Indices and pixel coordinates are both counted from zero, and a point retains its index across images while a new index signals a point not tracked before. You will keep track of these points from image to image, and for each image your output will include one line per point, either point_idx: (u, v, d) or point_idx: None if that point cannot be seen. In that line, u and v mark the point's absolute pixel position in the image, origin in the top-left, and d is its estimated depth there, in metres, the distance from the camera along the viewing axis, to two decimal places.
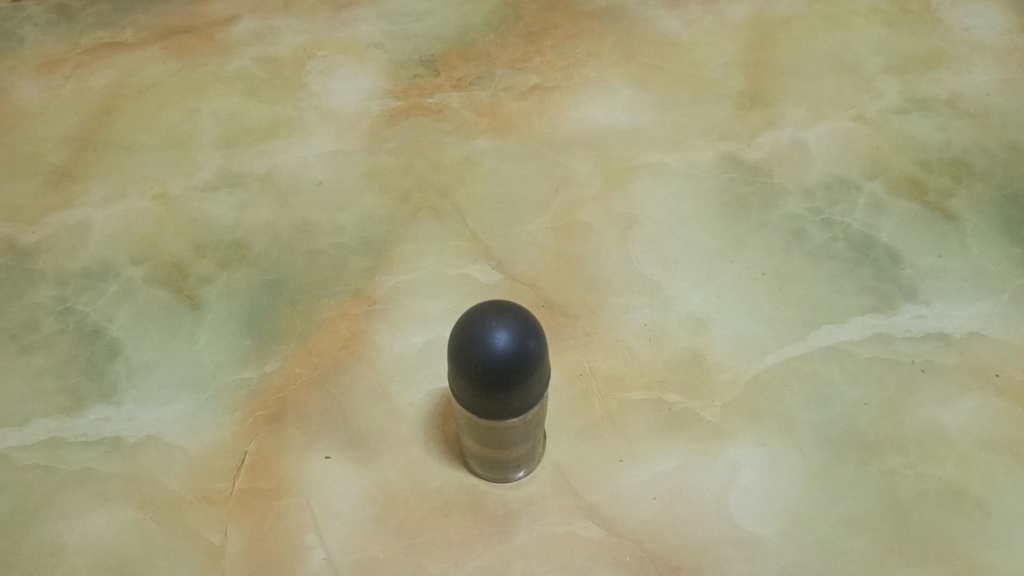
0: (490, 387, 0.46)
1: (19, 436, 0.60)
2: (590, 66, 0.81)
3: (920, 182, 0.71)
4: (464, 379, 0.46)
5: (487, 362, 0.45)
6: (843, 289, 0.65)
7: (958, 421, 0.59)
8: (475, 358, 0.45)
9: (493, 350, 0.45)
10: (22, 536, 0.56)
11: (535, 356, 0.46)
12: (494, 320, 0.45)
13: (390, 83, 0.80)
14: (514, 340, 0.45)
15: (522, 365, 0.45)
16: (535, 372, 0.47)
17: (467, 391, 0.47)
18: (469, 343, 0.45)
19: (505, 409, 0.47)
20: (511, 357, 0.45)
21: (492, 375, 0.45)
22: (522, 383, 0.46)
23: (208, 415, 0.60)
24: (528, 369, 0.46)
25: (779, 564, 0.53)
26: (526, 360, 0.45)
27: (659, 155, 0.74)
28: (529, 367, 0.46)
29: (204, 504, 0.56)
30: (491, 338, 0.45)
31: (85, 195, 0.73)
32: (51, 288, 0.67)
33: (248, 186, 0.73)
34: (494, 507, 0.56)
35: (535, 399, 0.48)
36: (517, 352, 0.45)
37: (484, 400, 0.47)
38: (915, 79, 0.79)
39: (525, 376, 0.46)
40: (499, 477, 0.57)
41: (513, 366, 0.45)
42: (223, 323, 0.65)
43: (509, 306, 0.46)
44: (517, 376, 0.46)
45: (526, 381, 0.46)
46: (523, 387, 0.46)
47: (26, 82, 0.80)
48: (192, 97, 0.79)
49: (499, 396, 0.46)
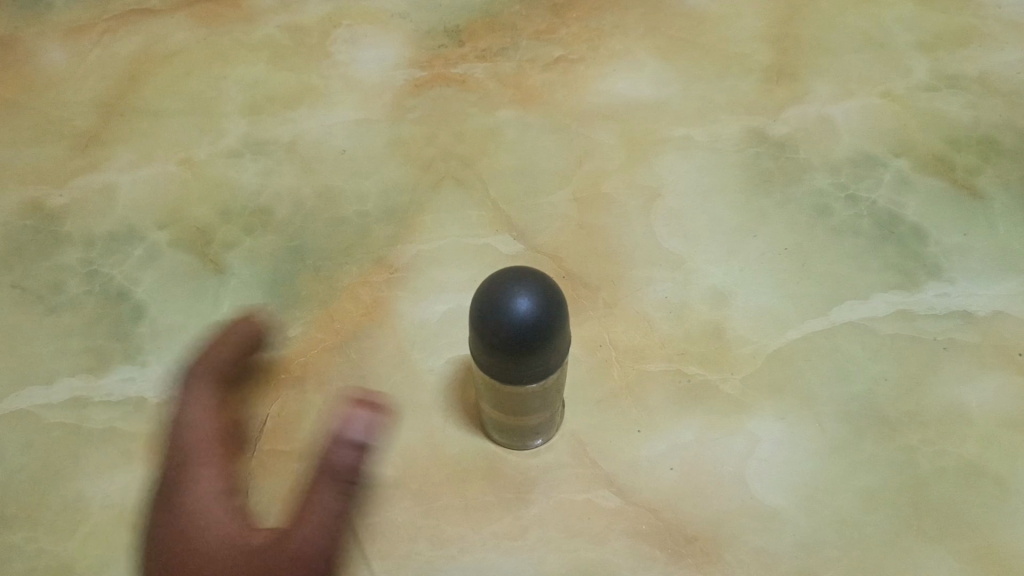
0: (511, 352, 0.46)
1: (45, 394, 0.61)
2: (615, 39, 0.80)
3: (946, 160, 0.70)
4: (486, 345, 0.46)
5: (507, 326, 0.45)
6: (867, 265, 0.65)
7: (980, 399, 0.59)
8: (497, 323, 0.45)
9: (515, 314, 0.45)
10: (49, 491, 0.57)
11: (555, 325, 0.46)
12: (516, 285, 0.45)
13: (414, 53, 0.79)
14: (536, 306, 0.45)
15: (543, 331, 0.46)
16: (556, 339, 0.47)
17: (488, 356, 0.47)
18: (491, 308, 0.45)
19: (526, 377, 0.48)
20: (532, 322, 0.45)
21: (513, 342, 0.45)
22: (542, 349, 0.46)
23: (231, 377, 0.61)
24: (548, 335, 0.46)
25: (796, 536, 0.54)
26: (546, 325, 0.46)
27: (684, 129, 0.73)
28: (550, 335, 0.46)
29: (226, 465, 0.57)
30: (513, 303, 0.45)
31: (111, 159, 0.73)
32: (77, 251, 0.68)
33: (273, 153, 0.73)
34: (513, 475, 0.57)
35: (556, 367, 0.48)
36: (537, 317, 0.45)
37: (504, 365, 0.47)
38: (945, 56, 0.77)
39: (546, 342, 0.46)
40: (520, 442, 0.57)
41: (534, 332, 0.45)
42: (247, 288, 0.66)
43: (529, 273, 0.46)
44: (537, 342, 0.46)
45: (546, 347, 0.46)
46: (544, 354, 0.47)
47: (54, 48, 0.81)
48: (218, 64, 0.79)
49: (519, 362, 0.46)
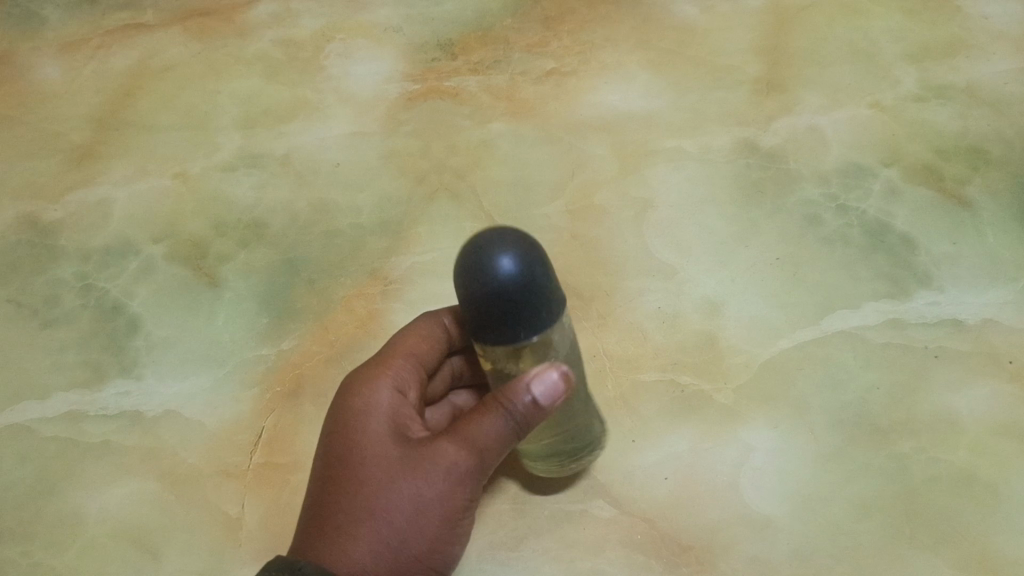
0: (497, 309, 0.43)
1: (40, 408, 0.62)
2: (606, 51, 0.79)
3: (935, 169, 0.71)
4: (472, 309, 0.44)
5: (492, 285, 0.43)
6: (858, 274, 0.65)
7: (970, 407, 0.59)
8: (479, 282, 0.43)
9: (499, 274, 0.43)
10: (44, 505, 0.58)
11: (538, 274, 0.44)
12: (500, 243, 0.44)
13: (407, 66, 0.79)
14: (520, 264, 0.43)
15: (529, 291, 0.43)
16: (545, 303, 0.44)
17: (476, 323, 0.45)
18: (473, 268, 0.43)
19: (518, 334, 0.44)
20: (517, 282, 0.43)
21: (497, 297, 0.43)
22: (530, 314, 0.44)
23: (226, 390, 0.62)
24: (536, 297, 0.44)
25: (790, 545, 0.55)
26: (532, 286, 0.44)
27: (675, 140, 0.73)
28: (534, 285, 0.44)
29: (223, 478, 0.58)
30: (496, 261, 0.43)
31: (106, 173, 0.74)
32: (73, 265, 0.69)
33: (267, 167, 0.74)
34: (510, 488, 0.59)
35: (549, 321, 0.45)
36: (522, 276, 0.43)
37: (492, 331, 0.45)
38: (932, 66, 0.77)
39: (533, 305, 0.44)
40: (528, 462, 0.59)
41: (519, 293, 0.43)
42: (242, 301, 0.66)
43: (505, 230, 0.45)
44: (524, 304, 0.44)
45: (535, 311, 0.44)
46: (532, 308, 0.44)
47: (49, 63, 0.81)
48: (213, 78, 0.79)
49: (508, 319, 0.44)
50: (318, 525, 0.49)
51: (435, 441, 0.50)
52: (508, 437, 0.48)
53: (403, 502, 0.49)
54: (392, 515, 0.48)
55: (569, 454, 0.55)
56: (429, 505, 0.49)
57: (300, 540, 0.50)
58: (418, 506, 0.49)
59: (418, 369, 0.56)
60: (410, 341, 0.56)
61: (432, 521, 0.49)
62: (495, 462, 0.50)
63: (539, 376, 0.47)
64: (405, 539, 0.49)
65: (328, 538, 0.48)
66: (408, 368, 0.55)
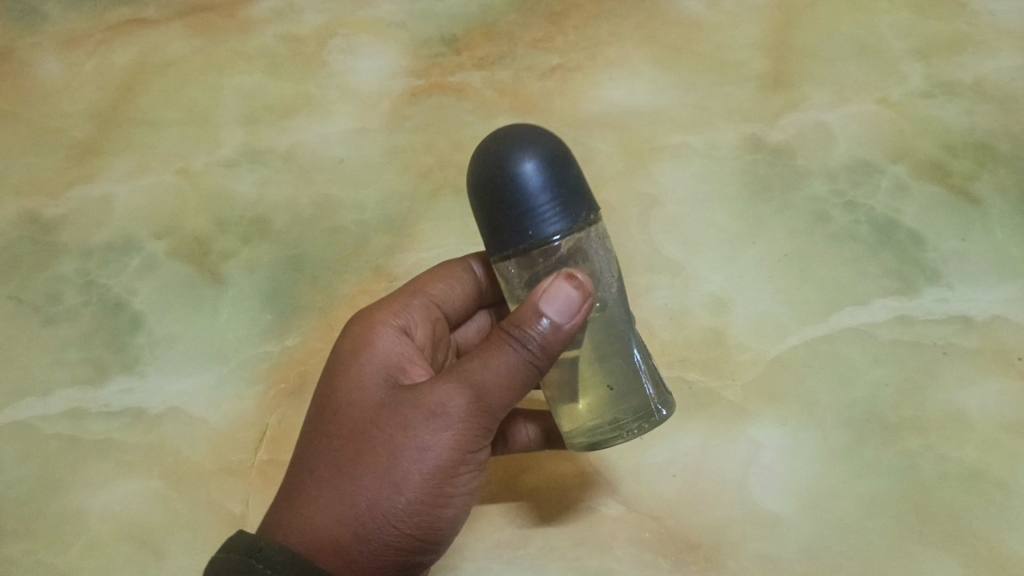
0: (505, 197, 0.43)
1: (43, 406, 0.62)
2: (613, 47, 0.78)
3: (943, 165, 0.70)
4: (484, 193, 0.44)
5: (507, 178, 0.43)
6: (866, 271, 0.65)
7: (980, 404, 0.59)
8: (493, 162, 0.44)
9: (517, 170, 0.43)
10: (50, 502, 0.59)
11: (555, 168, 0.44)
12: (528, 146, 0.44)
13: (411, 61, 0.78)
14: (542, 167, 0.43)
15: (544, 195, 0.43)
16: (561, 217, 0.44)
17: (488, 214, 0.45)
18: (491, 149, 0.44)
19: (526, 232, 0.43)
20: (533, 181, 0.43)
21: (507, 178, 0.43)
22: (540, 220, 0.43)
23: (230, 388, 0.62)
24: (550, 204, 0.43)
25: (798, 542, 0.55)
26: (548, 190, 0.43)
27: (682, 136, 0.72)
28: (547, 175, 0.43)
29: (227, 475, 0.59)
30: (518, 158, 0.43)
31: (108, 169, 0.73)
32: (74, 262, 0.69)
33: (270, 163, 0.73)
34: (525, 490, 0.59)
35: (563, 224, 0.44)
36: (540, 177, 0.43)
37: (499, 234, 0.44)
38: (940, 62, 0.76)
39: (545, 212, 0.43)
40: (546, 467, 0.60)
41: (531, 194, 0.43)
42: (245, 298, 0.66)
43: (534, 127, 0.45)
44: (534, 208, 0.43)
45: (546, 219, 0.43)
46: (543, 200, 0.43)
47: (50, 58, 0.80)
48: (214, 73, 0.78)
49: (515, 208, 0.43)
50: (297, 481, 0.45)
51: (431, 386, 0.45)
52: (514, 377, 0.43)
53: (388, 452, 0.44)
54: (371, 473, 0.43)
55: (621, 421, 0.47)
56: (419, 456, 0.44)
57: (279, 501, 0.45)
58: (405, 458, 0.44)
59: (434, 313, 0.56)
60: (430, 286, 0.56)
61: (422, 475, 0.44)
62: (499, 403, 0.44)
63: (553, 292, 0.42)
64: (387, 495, 0.43)
65: (304, 496, 0.44)
66: (422, 309, 0.55)
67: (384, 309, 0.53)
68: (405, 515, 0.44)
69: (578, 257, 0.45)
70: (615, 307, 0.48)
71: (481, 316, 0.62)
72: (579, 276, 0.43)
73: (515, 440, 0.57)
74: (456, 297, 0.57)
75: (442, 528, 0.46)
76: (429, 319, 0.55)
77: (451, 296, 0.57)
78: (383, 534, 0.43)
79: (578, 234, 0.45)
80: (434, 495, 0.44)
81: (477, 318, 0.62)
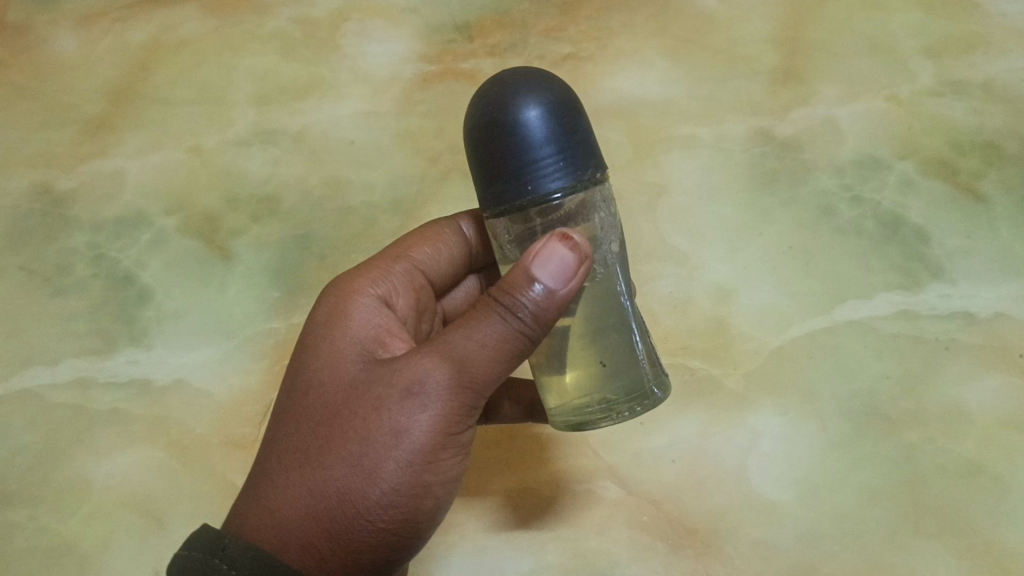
0: (506, 144, 0.43)
1: (50, 374, 0.63)
2: (624, 37, 0.78)
3: (950, 163, 0.70)
4: (482, 139, 0.44)
5: (510, 124, 0.43)
6: (871, 265, 0.65)
7: (979, 400, 0.59)
8: (497, 107, 0.44)
9: (520, 117, 0.43)
10: (53, 469, 0.59)
11: (561, 120, 0.44)
12: (533, 92, 0.44)
13: (423, 46, 0.78)
14: (546, 116, 0.43)
15: (548, 144, 0.43)
16: (564, 168, 0.44)
17: (485, 160, 0.45)
18: (496, 93, 0.44)
19: (526, 185, 0.44)
20: (537, 129, 0.43)
21: (511, 126, 0.43)
22: (542, 172, 0.43)
23: (236, 362, 0.63)
24: (553, 153, 0.43)
25: (796, 530, 0.56)
26: (551, 140, 0.43)
27: (691, 127, 0.73)
28: (553, 127, 0.43)
29: (229, 449, 0.59)
30: (522, 104, 0.43)
31: (120, 144, 0.74)
32: (84, 235, 0.69)
33: (281, 143, 0.73)
34: (526, 479, 0.59)
35: (565, 180, 0.44)
36: (542, 125, 0.43)
37: (498, 182, 0.44)
38: (950, 61, 0.76)
39: (549, 162, 0.43)
40: (540, 454, 0.60)
41: (534, 142, 0.43)
42: (253, 276, 0.66)
43: (544, 72, 0.45)
44: (537, 157, 0.43)
45: (549, 170, 0.43)
46: (546, 153, 0.43)
47: (66, 34, 0.81)
48: (228, 53, 0.78)
49: (515, 158, 0.43)
50: (264, 471, 0.44)
51: (410, 362, 0.44)
52: (501, 349, 0.43)
53: (361, 437, 0.43)
54: (342, 459, 0.42)
55: (614, 402, 0.48)
56: (395, 441, 0.43)
57: (246, 493, 0.45)
58: (381, 442, 0.42)
59: (420, 279, 0.57)
60: (417, 250, 0.58)
61: (398, 460, 0.43)
62: (483, 377, 0.43)
63: (547, 254, 0.42)
64: (360, 484, 0.42)
65: (271, 487, 0.43)
66: (406, 275, 0.56)
67: (366, 276, 0.53)
68: (379, 505, 0.43)
69: (579, 216, 0.46)
70: (615, 274, 0.49)
71: (470, 281, 0.64)
72: (575, 238, 0.43)
73: (500, 415, 0.59)
74: (442, 260, 0.59)
75: (422, 519, 0.45)
76: (413, 285, 0.56)
77: (437, 260, 0.58)
78: (356, 527, 0.42)
79: (581, 191, 0.45)
80: (412, 484, 0.43)
81: (465, 284, 0.64)
